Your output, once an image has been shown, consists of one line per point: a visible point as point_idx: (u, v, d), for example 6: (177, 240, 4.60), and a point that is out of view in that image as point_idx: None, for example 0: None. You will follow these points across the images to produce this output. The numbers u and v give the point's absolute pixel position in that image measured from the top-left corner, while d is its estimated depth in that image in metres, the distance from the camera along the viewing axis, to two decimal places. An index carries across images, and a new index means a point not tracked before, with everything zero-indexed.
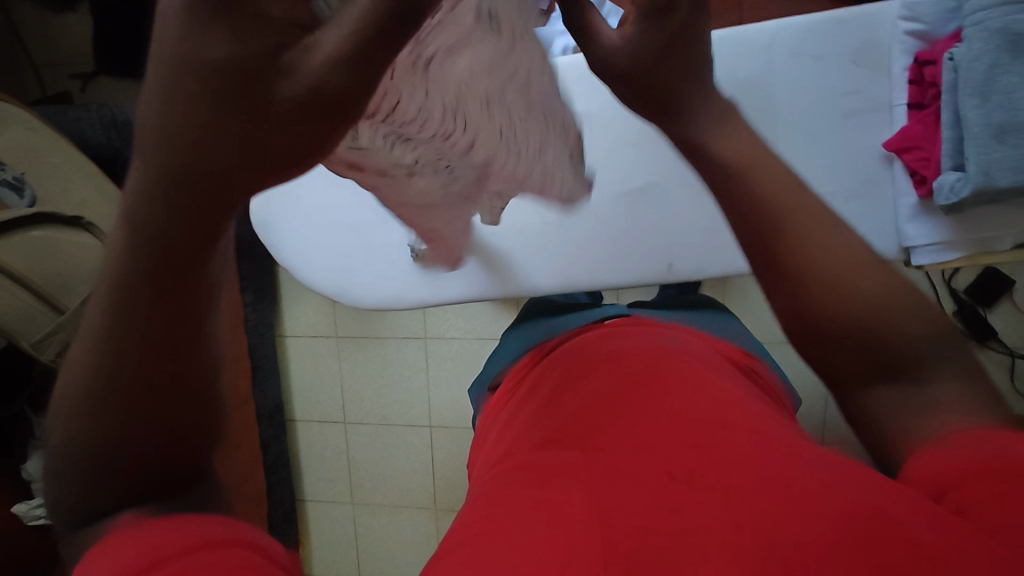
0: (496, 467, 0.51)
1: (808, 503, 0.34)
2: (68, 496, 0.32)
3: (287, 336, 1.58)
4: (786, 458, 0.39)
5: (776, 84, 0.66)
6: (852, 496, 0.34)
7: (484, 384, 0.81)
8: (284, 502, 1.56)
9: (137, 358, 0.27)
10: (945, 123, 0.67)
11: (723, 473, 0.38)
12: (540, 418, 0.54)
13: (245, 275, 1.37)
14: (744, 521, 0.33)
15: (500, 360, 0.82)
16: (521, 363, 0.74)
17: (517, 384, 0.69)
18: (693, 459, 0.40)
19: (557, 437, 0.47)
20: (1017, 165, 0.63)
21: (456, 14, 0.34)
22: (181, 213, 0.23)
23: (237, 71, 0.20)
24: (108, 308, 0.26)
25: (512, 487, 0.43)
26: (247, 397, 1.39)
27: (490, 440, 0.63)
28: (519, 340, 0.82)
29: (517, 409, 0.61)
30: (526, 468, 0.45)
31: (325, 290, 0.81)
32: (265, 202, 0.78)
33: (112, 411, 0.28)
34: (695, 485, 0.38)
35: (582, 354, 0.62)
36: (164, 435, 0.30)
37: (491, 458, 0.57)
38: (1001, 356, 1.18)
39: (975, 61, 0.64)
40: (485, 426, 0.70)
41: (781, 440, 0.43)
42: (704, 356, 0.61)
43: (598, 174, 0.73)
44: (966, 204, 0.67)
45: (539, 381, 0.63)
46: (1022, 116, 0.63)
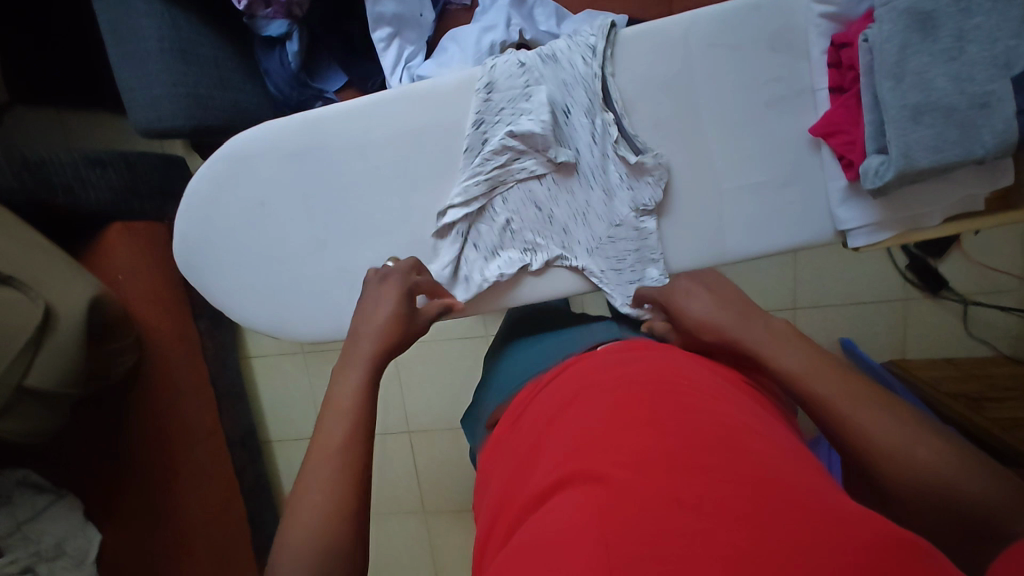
0: (509, 511, 0.52)
1: (824, 530, 0.37)
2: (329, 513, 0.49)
3: (253, 357, 1.54)
4: (794, 484, 0.42)
5: (697, 78, 0.67)
6: (846, 522, 0.37)
7: (482, 424, 0.81)
8: (270, 524, 1.53)
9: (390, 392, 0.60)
10: (866, 105, 0.59)
11: (728, 497, 0.41)
12: (545, 450, 0.54)
13: (198, 303, 1.33)
14: (751, 543, 0.37)
15: (494, 396, 0.81)
16: (518, 398, 0.73)
17: (515, 417, 0.69)
18: (698, 482, 0.42)
19: (566, 466, 0.49)
20: (937, 145, 0.55)
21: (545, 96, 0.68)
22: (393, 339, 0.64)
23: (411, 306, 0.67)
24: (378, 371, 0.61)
25: (536, 531, 0.44)
26: (216, 427, 1.35)
27: (495, 475, 0.63)
28: (514, 371, 0.82)
29: (518, 443, 0.62)
30: (544, 514, 0.46)
31: (265, 327, 0.80)
32: (190, 240, 0.76)
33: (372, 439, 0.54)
34: (703, 510, 0.40)
35: (579, 377, 0.63)
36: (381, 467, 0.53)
37: (495, 497, 0.57)
38: (955, 304, 1.24)
39: (886, 43, 0.56)
40: (485, 467, 0.68)
41: (780, 458, 0.45)
42: (702, 367, 0.61)
43: (534, 185, 0.73)
44: (892, 186, 0.59)
45: (535, 414, 0.64)
46: (939, 94, 0.54)
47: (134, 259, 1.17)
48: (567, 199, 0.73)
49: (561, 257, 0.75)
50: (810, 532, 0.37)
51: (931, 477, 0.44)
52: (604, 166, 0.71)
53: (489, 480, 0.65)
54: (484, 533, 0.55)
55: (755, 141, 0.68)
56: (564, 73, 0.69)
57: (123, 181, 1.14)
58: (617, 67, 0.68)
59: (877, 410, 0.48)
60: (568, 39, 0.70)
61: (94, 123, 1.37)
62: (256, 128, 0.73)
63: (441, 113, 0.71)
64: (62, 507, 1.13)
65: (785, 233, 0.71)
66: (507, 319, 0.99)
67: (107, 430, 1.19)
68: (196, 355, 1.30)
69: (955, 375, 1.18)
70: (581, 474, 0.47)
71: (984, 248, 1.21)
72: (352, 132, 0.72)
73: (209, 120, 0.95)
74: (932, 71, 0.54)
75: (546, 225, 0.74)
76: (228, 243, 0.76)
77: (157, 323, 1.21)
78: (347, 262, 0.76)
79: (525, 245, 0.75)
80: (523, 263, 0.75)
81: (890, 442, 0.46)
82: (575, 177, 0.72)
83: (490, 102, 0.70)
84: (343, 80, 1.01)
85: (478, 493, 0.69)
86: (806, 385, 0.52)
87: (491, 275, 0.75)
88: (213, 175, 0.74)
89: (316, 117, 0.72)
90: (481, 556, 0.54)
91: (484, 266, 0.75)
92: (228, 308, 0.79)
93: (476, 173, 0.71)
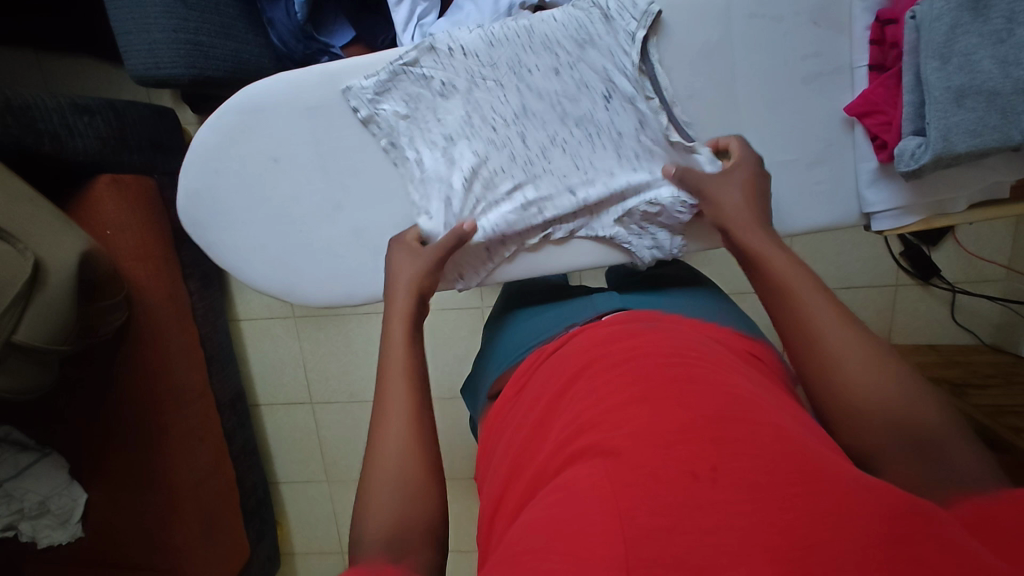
0: (516, 498, 0.50)
1: (844, 504, 0.36)
2: (387, 450, 0.53)
3: (241, 319, 1.51)
4: (810, 453, 0.40)
5: (737, 49, 0.67)
6: (867, 502, 0.36)
7: (483, 393, 0.80)
8: (258, 487, 1.52)
9: (417, 339, 0.63)
10: (906, 86, 0.59)
11: (746, 470, 0.39)
12: (553, 426, 0.53)
13: (187, 263, 1.28)
14: (769, 523, 0.36)
15: (497, 363, 0.80)
16: (521, 366, 0.72)
17: (517, 389, 0.69)
18: (715, 453, 0.41)
19: (580, 438, 0.48)
20: (975, 129, 0.55)
21: (582, 57, 0.68)
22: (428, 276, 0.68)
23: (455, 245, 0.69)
24: (403, 319, 0.64)
25: (549, 503, 0.43)
26: (206, 388, 1.32)
27: (497, 450, 0.62)
28: (516, 339, 0.80)
29: (521, 416, 0.61)
30: (557, 484, 0.44)
31: (271, 288, 0.77)
32: (195, 196, 0.73)
33: (403, 382, 0.58)
34: (719, 481, 0.39)
35: (587, 348, 0.62)
36: (415, 407, 0.57)
37: (499, 472, 0.57)
38: (945, 292, 1.26)
39: (936, 20, 0.55)
40: (489, 438, 0.68)
41: (798, 435, 0.43)
42: (708, 345, 0.59)
43: (569, 176, 0.71)
44: (926, 170, 0.59)
45: (538, 389, 0.63)
46: (984, 78, 0.54)
47: (122, 214, 1.11)
48: (602, 181, 0.71)
49: (586, 226, 0.74)
50: (830, 512, 0.35)
51: (919, 426, 0.46)
52: (648, 151, 0.70)
53: (492, 454, 0.64)
54: (489, 509, 0.55)
55: (788, 118, 0.68)
56: (604, 57, 0.68)
57: (111, 130, 1.09)
58: (665, 53, 0.67)
59: (882, 368, 0.49)
60: (604, 22, 0.67)
61: (78, 68, 1.30)
62: (274, 79, 0.70)
63: (475, 86, 0.69)
64: (49, 465, 1.13)
65: (807, 212, 0.71)
66: (506, 289, 0.97)
67: (96, 387, 1.16)
68: (185, 316, 1.26)
69: (940, 361, 1.21)
70: (595, 446, 0.45)
71: (978, 237, 1.22)
72: (390, 101, 0.70)
73: (210, 71, 0.91)
74: (979, 54, 0.54)
75: (579, 210, 0.72)
76: (235, 199, 0.73)
77: (146, 282, 1.16)
78: (360, 223, 0.74)
79: (546, 220, 0.73)
80: (546, 231, 0.74)
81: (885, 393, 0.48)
82: (612, 164, 0.71)
83: (530, 83, 0.68)
84: (350, 36, 0.95)
85: (477, 464, 0.69)
86: (811, 330, 0.53)
87: (511, 249, 0.75)
88: (223, 126, 0.70)
89: (337, 70, 0.69)
90: (486, 535, 0.54)
91: (504, 243, 0.74)
92: (232, 267, 0.76)
93: (513, 151, 0.70)
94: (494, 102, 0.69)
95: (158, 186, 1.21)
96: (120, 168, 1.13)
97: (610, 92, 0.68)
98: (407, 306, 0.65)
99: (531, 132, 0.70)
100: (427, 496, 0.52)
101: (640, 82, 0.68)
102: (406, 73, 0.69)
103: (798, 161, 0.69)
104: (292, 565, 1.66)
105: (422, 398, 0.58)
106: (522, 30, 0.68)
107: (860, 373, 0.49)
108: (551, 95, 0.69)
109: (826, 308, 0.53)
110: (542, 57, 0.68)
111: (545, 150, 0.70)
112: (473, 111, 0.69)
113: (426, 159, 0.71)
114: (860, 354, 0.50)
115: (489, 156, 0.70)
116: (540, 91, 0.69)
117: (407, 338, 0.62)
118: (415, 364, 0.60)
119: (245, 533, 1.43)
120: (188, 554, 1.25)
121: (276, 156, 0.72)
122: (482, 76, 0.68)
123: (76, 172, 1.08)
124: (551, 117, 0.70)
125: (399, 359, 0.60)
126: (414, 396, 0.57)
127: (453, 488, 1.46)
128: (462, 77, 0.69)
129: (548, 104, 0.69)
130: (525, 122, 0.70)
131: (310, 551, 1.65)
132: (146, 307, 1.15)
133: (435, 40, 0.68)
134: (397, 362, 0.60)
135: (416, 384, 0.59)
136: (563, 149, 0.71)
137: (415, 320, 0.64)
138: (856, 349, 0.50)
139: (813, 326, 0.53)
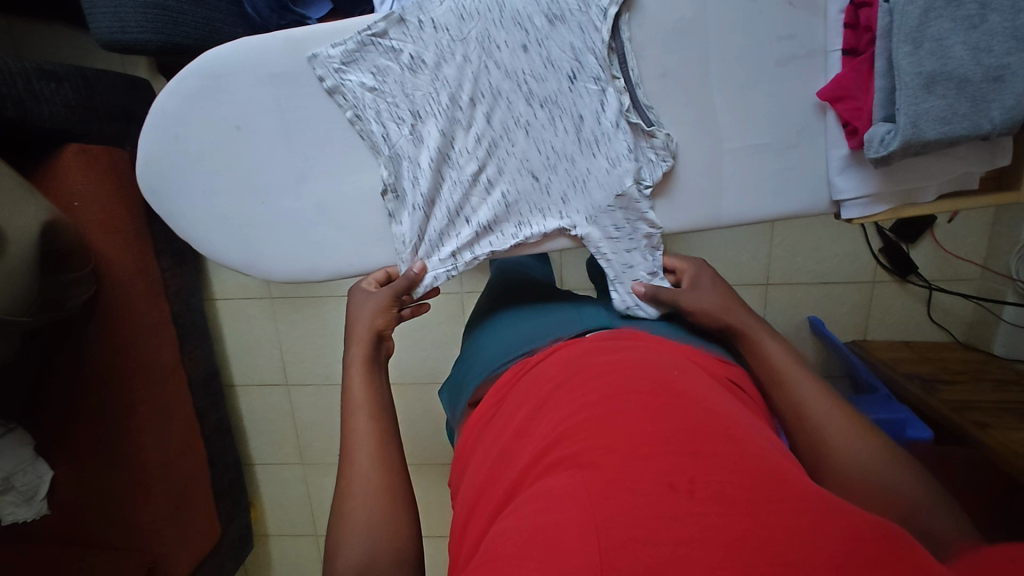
0: (490, 507, 0.50)
1: (820, 520, 0.36)
2: (359, 474, 0.54)
3: (217, 298, 1.48)
4: (779, 472, 0.40)
5: (711, 27, 0.65)
6: (841, 523, 0.36)
7: (463, 399, 0.79)
8: (231, 468, 1.50)
9: (381, 372, 0.64)
10: (878, 72, 0.58)
11: (723, 484, 0.39)
12: (531, 437, 0.52)
13: (159, 237, 1.25)
14: (740, 536, 0.35)
15: (476, 370, 0.79)
16: (503, 377, 0.70)
17: (499, 397, 0.67)
18: (693, 467, 0.41)
19: (557, 448, 0.47)
20: (945, 116, 0.55)
21: (553, 34, 0.66)
22: (386, 308, 0.68)
23: (407, 286, 0.70)
24: (365, 354, 0.64)
25: (526, 511, 0.42)
26: (176, 365, 1.29)
27: (475, 455, 0.61)
28: (496, 347, 0.79)
29: (502, 424, 0.60)
30: (534, 492, 0.44)
31: (233, 263, 0.76)
32: (155, 166, 0.71)
33: (369, 411, 0.59)
34: (695, 494, 0.39)
35: (569, 359, 0.61)
36: (382, 434, 0.57)
37: (475, 479, 0.56)
38: (921, 289, 1.26)
39: (909, 4, 0.54)
40: (465, 446, 0.67)
41: (767, 454, 0.43)
42: (679, 355, 0.58)
43: (536, 158, 0.70)
44: (895, 156, 0.58)
45: (518, 400, 0.61)
46: (955, 64, 0.53)
47: (91, 186, 1.08)
48: (565, 168, 0.70)
49: (562, 224, 0.71)
50: (801, 531, 0.35)
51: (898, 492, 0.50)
52: (613, 134, 0.69)
53: (469, 460, 0.64)
54: (463, 516, 0.55)
55: (761, 102, 0.68)
56: (573, 34, 0.66)
57: (80, 98, 1.06)
58: (637, 31, 0.66)
59: (862, 441, 0.53)
60: None
61: (50, 33, 1.26)
62: (237, 42, 0.68)
63: (443, 61, 0.67)
64: (13, 441, 1.13)
65: (780, 199, 0.70)
66: (490, 288, 0.97)
67: (64, 363, 1.13)
68: (155, 293, 1.23)
69: (912, 357, 1.22)
70: (572, 458, 0.45)
71: (957, 235, 1.22)
72: (357, 72, 0.68)
73: (179, 38, 0.88)
74: (951, 39, 0.53)
75: (544, 194, 0.71)
76: (199, 170, 0.71)
77: (115, 257, 1.13)
78: (323, 196, 0.73)
79: (522, 219, 0.72)
80: (521, 237, 0.72)
81: (865, 450, 0.52)
82: (577, 148, 0.69)
83: (498, 60, 0.67)
84: (327, 7, 0.92)
85: (454, 469, 0.69)
86: (801, 402, 0.57)
87: (482, 250, 0.72)
88: (183, 90, 0.68)
89: (303, 37, 0.67)
90: (457, 546, 0.54)
91: (473, 238, 0.72)
92: (195, 239, 0.74)
93: (478, 131, 0.69)
94: (464, 81, 0.68)
95: (128, 158, 1.17)
96: (89, 138, 1.10)
97: (579, 72, 0.67)
98: (369, 341, 0.65)
99: (497, 112, 0.69)
100: (398, 525, 0.51)
101: (609, 61, 0.66)
102: (373, 44, 0.67)
103: (767, 150, 0.69)
104: (265, 545, 1.65)
105: (389, 426, 0.59)
106: (493, 4, 0.66)
107: (843, 439, 0.54)
108: (521, 73, 0.67)
109: (801, 372, 0.59)
110: (512, 31, 0.66)
111: (510, 128, 0.69)
112: (441, 87, 0.68)
113: (394, 135, 0.69)
114: (839, 417, 0.55)
115: (455, 134, 0.69)
116: (509, 69, 0.67)
117: (374, 369, 0.63)
118: (380, 394, 0.61)
119: (216, 513, 1.42)
120: (158, 533, 1.24)
121: (238, 124, 0.70)
122: (452, 50, 0.67)
123: (43, 139, 1.05)
124: (520, 96, 0.68)
125: (363, 389, 0.61)
126: (379, 423, 0.58)
127: (427, 473, 1.45)
128: (431, 51, 0.67)
129: (517, 82, 0.68)
130: (494, 100, 0.68)
131: (284, 532, 1.64)
132: (115, 281, 1.13)
133: (404, 11, 0.66)
134: (365, 391, 0.60)
135: (381, 413, 0.59)
136: (527, 131, 0.69)
137: (378, 354, 0.65)
138: (843, 422, 0.55)
139: (798, 393, 0.58)
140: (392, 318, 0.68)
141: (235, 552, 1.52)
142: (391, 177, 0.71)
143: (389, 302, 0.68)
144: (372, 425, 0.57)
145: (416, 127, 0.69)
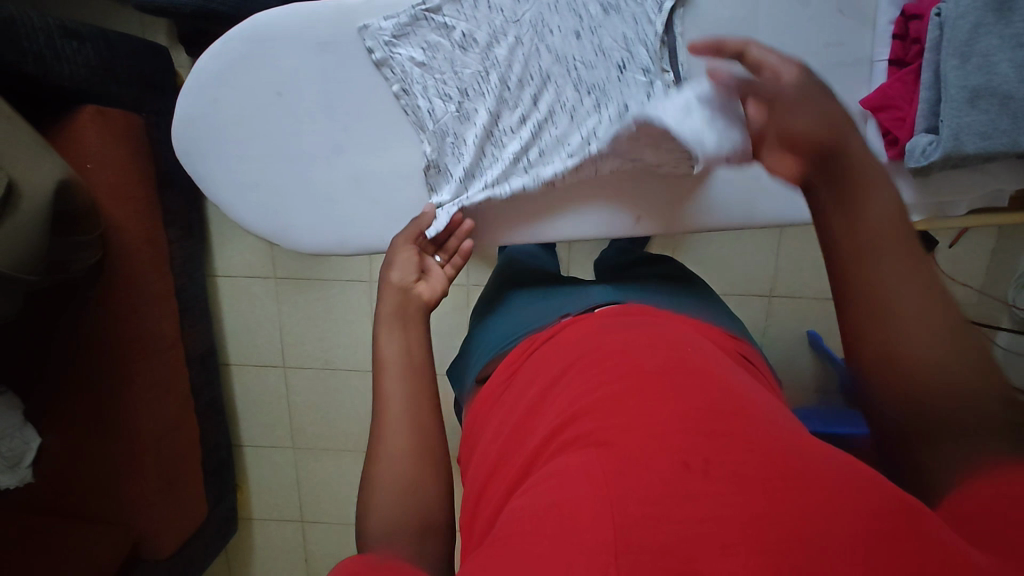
0: (505, 484, 0.49)
1: (843, 500, 0.35)
2: (393, 436, 0.53)
3: (219, 276, 1.45)
4: (800, 453, 0.40)
5: (760, 27, 0.66)
6: (863, 502, 0.35)
7: (471, 377, 0.79)
8: (221, 447, 1.48)
9: (415, 327, 0.62)
10: (924, 82, 0.64)
11: (738, 462, 0.39)
12: (542, 416, 0.52)
13: (169, 208, 1.24)
14: (759, 516, 0.35)
15: (486, 348, 0.79)
16: (512, 353, 0.70)
17: (509, 373, 0.68)
18: (707, 447, 0.41)
19: (571, 426, 0.47)
20: (985, 131, 0.61)
21: (605, 23, 0.67)
22: (400, 252, 0.68)
23: (419, 223, 0.71)
24: (392, 310, 0.63)
25: (538, 490, 0.42)
26: (177, 339, 1.27)
27: (484, 434, 0.61)
28: (506, 326, 0.79)
29: (512, 401, 0.60)
30: (549, 469, 0.44)
31: (261, 232, 0.75)
32: (190, 125, 0.70)
33: (403, 370, 0.57)
34: (711, 474, 0.39)
35: (578, 338, 0.61)
36: (415, 394, 0.56)
37: (486, 457, 0.56)
38: None
39: (960, 20, 0.60)
40: (474, 424, 0.67)
41: (787, 433, 0.43)
42: (695, 339, 0.58)
43: (574, 140, 0.69)
44: (934, 167, 0.65)
45: (530, 375, 0.61)
46: (999, 80, 0.60)
47: (106, 149, 1.06)
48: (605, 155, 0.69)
49: None
50: (816, 513, 0.35)
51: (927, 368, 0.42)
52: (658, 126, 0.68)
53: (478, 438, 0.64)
54: (473, 497, 0.54)
55: None
56: (626, 24, 0.67)
57: (101, 60, 1.04)
58: (688, 26, 0.67)
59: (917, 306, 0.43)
60: None
61: None
62: (285, 7, 0.67)
63: (495, 41, 0.68)
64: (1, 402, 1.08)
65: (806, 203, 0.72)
66: (498, 271, 0.96)
67: (64, 327, 1.11)
68: (163, 264, 1.21)
69: None
70: (586, 436, 0.45)
71: (960, 262, 1.24)
72: (406, 46, 0.68)
73: (214, 4, 0.87)
74: (997, 56, 0.60)
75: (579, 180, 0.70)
76: (232, 132, 0.70)
77: (124, 223, 1.11)
78: (359, 167, 0.72)
79: None
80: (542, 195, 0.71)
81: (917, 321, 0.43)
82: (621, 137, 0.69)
83: (549, 44, 0.68)
84: None
85: (462, 449, 0.68)
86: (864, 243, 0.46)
87: None
88: (226, 52, 0.68)
89: (353, 6, 0.67)
90: (467, 526, 0.54)
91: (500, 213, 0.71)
92: (222, 203, 0.73)
93: (524, 113, 0.70)
94: (514, 61, 0.68)
95: (145, 124, 1.15)
96: (106, 102, 1.08)
97: (627, 63, 0.68)
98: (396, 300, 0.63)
99: (544, 95, 0.69)
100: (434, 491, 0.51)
101: (659, 54, 0.68)
102: (426, 19, 0.67)
103: None
104: (249, 529, 1.63)
105: (426, 385, 0.57)
106: None
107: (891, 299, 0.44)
108: (570, 58, 0.68)
109: (884, 218, 0.46)
110: (567, 17, 0.67)
111: (549, 112, 0.69)
112: (490, 66, 0.68)
113: (439, 111, 0.70)
114: (903, 277, 0.44)
115: (500, 114, 0.70)
116: (557, 52, 0.68)
117: (402, 323, 0.61)
118: (413, 351, 0.59)
119: (205, 492, 1.40)
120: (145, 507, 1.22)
121: (279, 90, 0.69)
122: (504, 31, 0.67)
123: (61, 98, 1.03)
124: (566, 80, 0.68)
125: (395, 347, 0.59)
126: (415, 384, 0.56)
127: None
128: (484, 29, 0.67)
129: (565, 66, 0.68)
130: (541, 83, 0.69)
131: (269, 517, 1.62)
132: (122, 247, 1.11)
133: None
134: (399, 353, 0.58)
135: (415, 368, 0.57)
136: (570, 116, 0.69)
137: (407, 308, 0.63)
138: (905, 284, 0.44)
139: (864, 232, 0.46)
140: (410, 256, 0.68)
141: (220, 533, 1.49)
142: (433, 152, 0.71)
143: (400, 245, 0.69)
144: (406, 384, 0.56)
145: (463, 105, 0.70)
